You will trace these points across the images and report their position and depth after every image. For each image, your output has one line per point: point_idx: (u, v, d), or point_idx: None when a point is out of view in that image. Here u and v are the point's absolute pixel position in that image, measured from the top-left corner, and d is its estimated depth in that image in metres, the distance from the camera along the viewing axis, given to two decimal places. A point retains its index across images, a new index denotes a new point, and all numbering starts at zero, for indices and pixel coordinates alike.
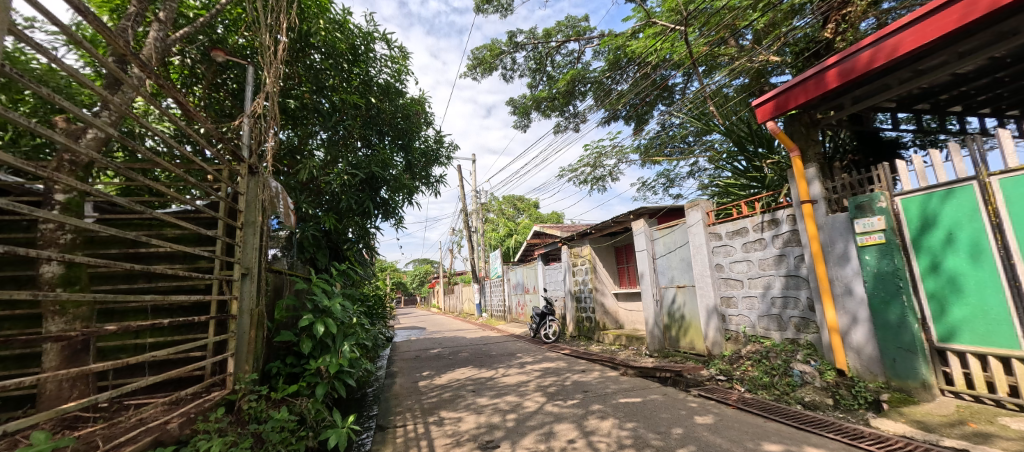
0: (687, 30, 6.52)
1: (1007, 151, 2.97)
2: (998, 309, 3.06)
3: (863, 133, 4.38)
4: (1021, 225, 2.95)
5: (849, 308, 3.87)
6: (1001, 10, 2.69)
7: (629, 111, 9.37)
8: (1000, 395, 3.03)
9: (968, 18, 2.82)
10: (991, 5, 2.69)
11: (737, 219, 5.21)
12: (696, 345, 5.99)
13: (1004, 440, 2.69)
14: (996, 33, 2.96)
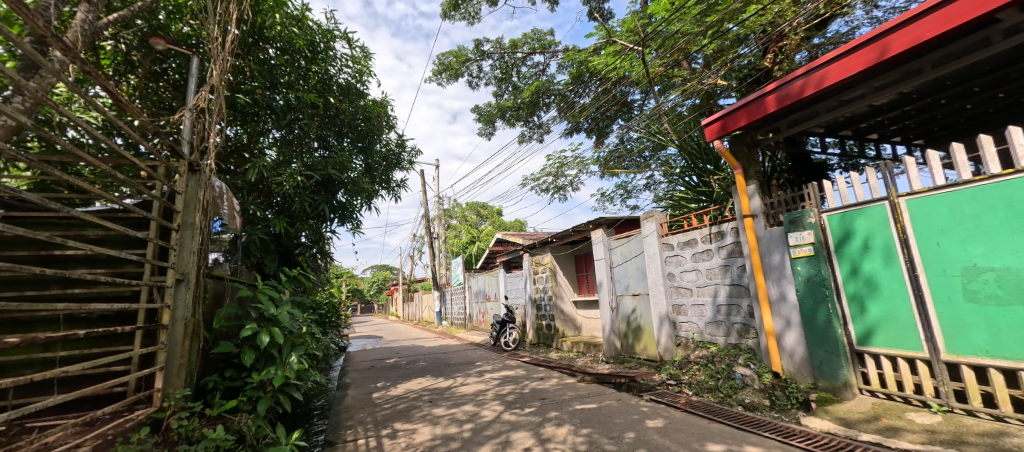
0: (645, 51, 6.85)
1: (912, 176, 3.32)
2: (906, 315, 3.36)
3: (796, 155, 4.77)
4: (923, 240, 3.24)
5: (783, 314, 4.17)
6: (907, 52, 3.05)
7: (590, 124, 9.67)
8: (907, 393, 3.35)
9: (880, 56, 3.17)
10: (901, 47, 3.04)
11: (688, 231, 5.48)
12: (649, 351, 6.20)
13: (910, 433, 2.99)
14: (905, 72, 3.34)
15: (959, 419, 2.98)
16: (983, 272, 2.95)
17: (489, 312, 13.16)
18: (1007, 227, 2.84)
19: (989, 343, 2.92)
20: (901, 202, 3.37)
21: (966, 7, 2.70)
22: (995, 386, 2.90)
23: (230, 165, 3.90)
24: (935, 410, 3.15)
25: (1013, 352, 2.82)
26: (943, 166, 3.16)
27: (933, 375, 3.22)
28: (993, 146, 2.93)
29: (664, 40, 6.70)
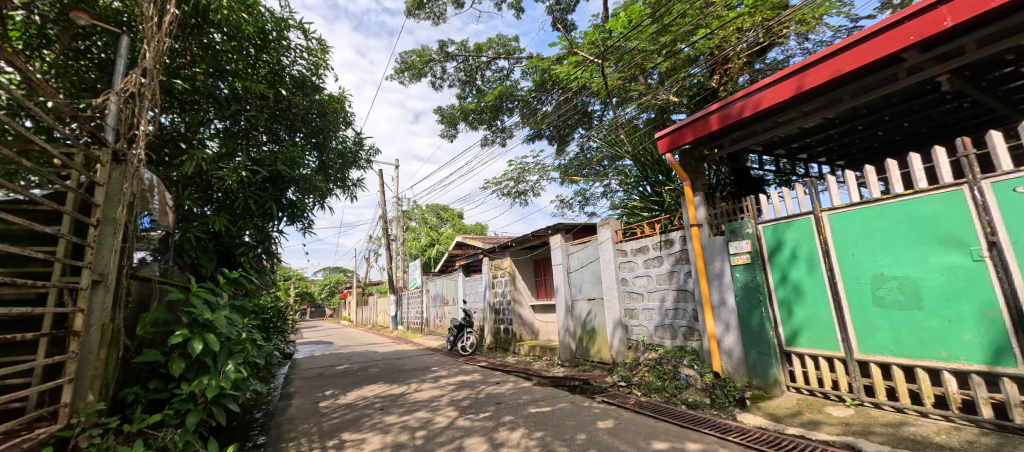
0: (605, 64, 7.08)
1: (833, 193, 3.63)
2: (826, 319, 3.66)
3: (737, 170, 5.08)
4: (841, 251, 3.56)
5: (723, 317, 4.40)
6: (830, 82, 3.37)
7: (552, 131, 9.83)
8: (826, 388, 3.65)
9: (808, 84, 3.47)
10: (825, 76, 3.35)
11: (640, 238, 5.68)
12: (602, 354, 6.35)
13: (828, 425, 3.26)
14: (828, 99, 3.68)
15: (868, 411, 3.29)
16: (889, 280, 3.27)
17: (447, 316, 12.96)
18: (908, 240, 3.16)
19: (893, 342, 3.24)
20: (823, 216, 3.70)
21: (879, 45, 3.05)
22: (897, 381, 3.23)
23: (164, 154, 3.59)
24: (849, 404, 3.46)
25: (912, 350, 3.13)
26: (859, 184, 3.49)
27: (847, 372, 3.53)
28: (897, 169, 3.26)
29: (623, 55, 6.95)
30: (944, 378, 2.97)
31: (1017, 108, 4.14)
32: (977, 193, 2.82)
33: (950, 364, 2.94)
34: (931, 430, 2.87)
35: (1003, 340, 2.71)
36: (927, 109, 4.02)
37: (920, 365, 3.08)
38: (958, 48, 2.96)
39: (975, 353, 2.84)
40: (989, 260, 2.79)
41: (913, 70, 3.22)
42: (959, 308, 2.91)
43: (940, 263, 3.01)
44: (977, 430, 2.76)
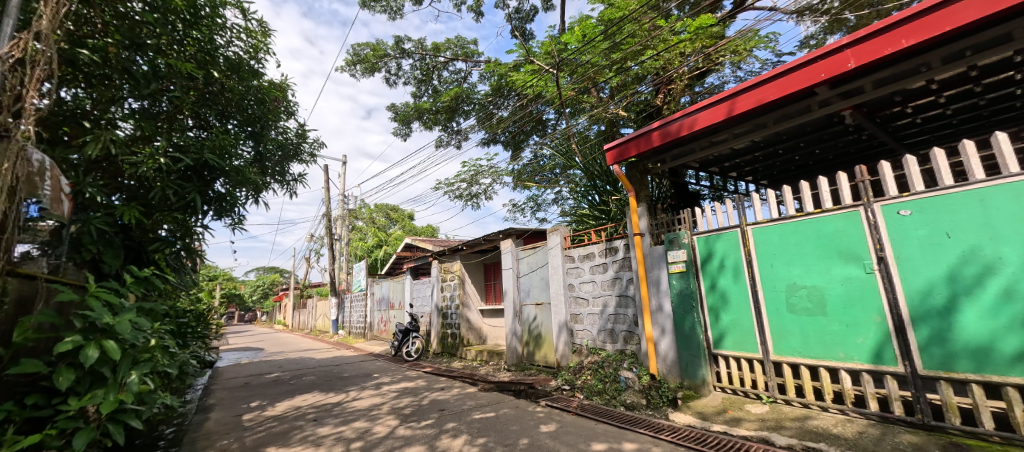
0: (560, 75, 7.24)
1: (756, 209, 3.94)
2: (748, 324, 3.94)
3: (677, 184, 5.36)
4: (762, 262, 3.87)
5: (660, 322, 4.62)
6: (757, 109, 3.67)
7: (507, 137, 9.89)
8: (746, 387, 3.94)
9: (738, 109, 3.76)
10: (753, 103, 3.65)
11: (587, 245, 5.83)
12: (547, 359, 6.42)
13: (748, 422, 3.52)
14: (754, 125, 4.02)
15: (780, 408, 3.59)
16: (800, 289, 3.60)
17: (391, 320, 12.53)
18: (816, 253, 3.51)
19: (802, 345, 3.56)
20: (748, 230, 4.00)
21: (798, 78, 3.37)
22: (803, 379, 3.56)
23: (63, 133, 3.10)
24: (764, 401, 3.76)
25: (817, 352, 3.46)
26: (779, 201, 3.81)
27: (764, 372, 3.83)
28: (808, 190, 3.62)
29: (577, 67, 7.15)
30: (841, 376, 3.31)
31: (903, 143, 4.75)
32: (869, 213, 3.20)
33: (846, 364, 3.28)
34: (829, 422, 3.20)
35: (888, 342, 3.07)
36: (834, 139, 4.49)
37: (823, 365, 3.41)
38: (860, 87, 3.35)
39: (866, 354, 3.18)
40: (878, 272, 3.15)
41: (825, 104, 3.59)
42: (855, 314, 3.26)
43: (841, 275, 3.35)
44: (865, 421, 3.11)
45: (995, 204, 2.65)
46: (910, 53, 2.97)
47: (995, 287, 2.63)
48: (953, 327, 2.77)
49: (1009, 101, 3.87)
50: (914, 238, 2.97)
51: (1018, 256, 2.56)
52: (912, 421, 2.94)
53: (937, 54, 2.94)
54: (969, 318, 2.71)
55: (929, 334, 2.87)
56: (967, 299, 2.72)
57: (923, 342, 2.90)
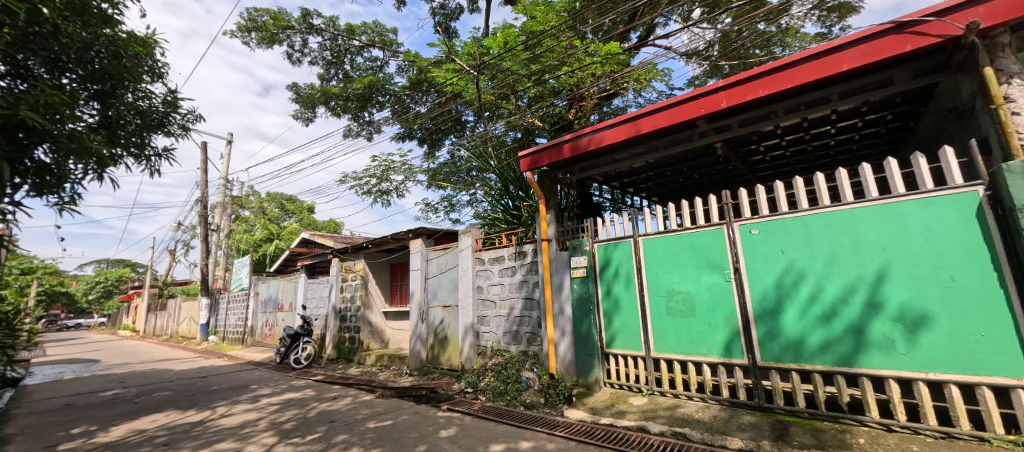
0: (480, 77, 7.24)
1: (647, 221, 4.32)
2: (634, 325, 4.29)
3: (583, 195, 5.67)
4: (649, 269, 4.24)
5: (561, 325, 4.81)
6: (651, 133, 4.04)
7: (423, 134, 9.61)
8: (630, 382, 4.28)
9: (637, 131, 4.09)
10: (649, 128, 4.02)
11: (497, 248, 5.86)
12: (452, 362, 6.31)
13: (631, 413, 3.81)
14: (649, 147, 4.43)
15: (657, 399, 3.96)
16: (676, 293, 4.01)
17: (279, 324, 11.26)
18: (690, 262, 3.95)
19: (676, 343, 3.96)
20: (639, 240, 4.36)
21: (683, 111, 3.78)
22: (675, 372, 3.96)
23: None
24: (644, 393, 4.12)
25: (687, 349, 3.87)
26: (667, 215, 4.23)
27: (645, 367, 4.20)
28: (689, 207, 4.07)
29: (498, 73, 7.21)
30: (703, 369, 3.75)
31: (757, 175, 5.64)
32: (730, 231, 3.71)
33: (707, 358, 3.73)
34: (693, 409, 3.61)
35: (737, 339, 3.57)
36: (709, 166, 5.16)
37: (690, 360, 3.83)
38: (728, 124, 3.88)
39: (722, 350, 3.65)
40: (734, 280, 3.66)
41: (704, 135, 4.09)
42: (716, 315, 3.72)
43: (708, 282, 3.81)
44: (719, 406, 3.57)
45: (815, 229, 3.25)
46: (766, 102, 3.53)
47: (809, 295, 3.24)
48: (781, 327, 3.35)
49: (827, 148, 4.84)
50: (759, 253, 3.52)
51: (827, 270, 3.18)
52: (752, 404, 3.45)
53: (783, 105, 3.55)
54: (792, 320, 3.30)
55: (765, 332, 3.42)
56: (789, 303, 3.33)
57: (760, 339, 3.45)
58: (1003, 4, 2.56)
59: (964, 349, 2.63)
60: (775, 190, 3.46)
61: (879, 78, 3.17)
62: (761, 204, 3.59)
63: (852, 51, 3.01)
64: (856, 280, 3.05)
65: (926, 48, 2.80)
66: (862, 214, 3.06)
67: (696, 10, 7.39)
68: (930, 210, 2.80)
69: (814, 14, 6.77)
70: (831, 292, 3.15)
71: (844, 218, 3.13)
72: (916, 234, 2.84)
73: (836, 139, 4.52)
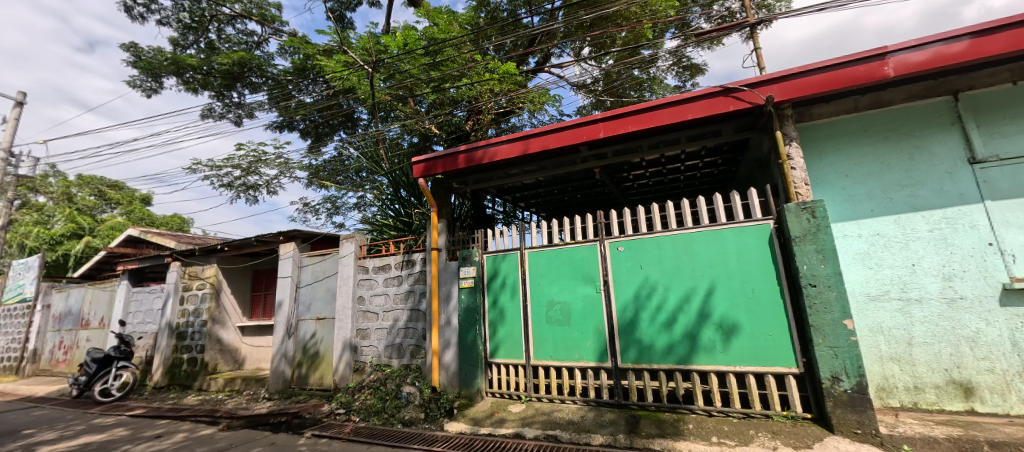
0: (374, 75, 7.00)
1: (532, 236, 4.66)
2: (517, 335, 4.55)
3: (476, 206, 5.83)
4: (533, 280, 4.57)
5: (447, 336, 4.89)
6: (541, 152, 4.41)
7: (306, 126, 8.84)
8: (510, 389, 4.49)
9: (529, 149, 4.42)
10: (540, 147, 4.37)
11: (384, 256, 5.67)
12: (323, 381, 5.84)
13: (508, 421, 4.00)
14: (538, 165, 4.80)
15: (534, 404, 4.23)
16: (556, 303, 4.39)
17: (84, 344, 8.99)
18: (567, 275, 4.37)
19: (553, 350, 4.32)
20: (525, 253, 4.67)
21: (569, 136, 4.22)
22: (551, 378, 4.31)
23: None
24: (523, 400, 4.35)
25: (562, 355, 4.25)
26: (550, 230, 4.61)
27: (525, 375, 4.46)
28: (569, 225, 4.51)
29: (395, 74, 7.05)
30: (575, 373, 4.15)
31: (628, 200, 6.51)
32: (602, 247, 4.23)
33: (578, 363, 4.15)
34: (565, 412, 3.96)
35: (604, 343, 4.06)
36: (588, 188, 5.79)
37: (564, 365, 4.21)
38: (605, 152, 4.45)
39: (591, 354, 4.11)
40: (602, 292, 4.16)
41: (585, 160, 4.61)
42: (587, 324, 4.17)
43: (581, 293, 4.26)
44: (586, 407, 3.98)
45: (665, 248, 3.92)
46: (634, 136, 4.16)
47: (659, 305, 3.86)
48: (637, 333, 3.91)
49: (680, 182, 5.85)
50: (624, 268, 4.08)
51: (672, 283, 3.85)
52: (612, 402, 3.92)
53: (648, 140, 4.23)
54: (646, 327, 3.88)
55: (625, 337, 3.96)
56: (644, 311, 3.92)
57: (622, 343, 3.97)
58: (788, 85, 3.49)
59: (759, 347, 3.43)
60: (637, 214, 4.06)
61: (713, 129, 4.00)
62: (626, 225, 4.17)
63: (696, 103, 3.76)
64: (692, 292, 3.75)
65: (743, 109, 3.64)
66: (697, 238, 3.79)
67: (585, 47, 8.29)
68: (741, 236, 3.61)
69: (674, 69, 8.14)
70: (674, 302, 3.81)
71: (686, 241, 3.84)
72: (733, 256, 3.63)
73: (684, 174, 5.51)
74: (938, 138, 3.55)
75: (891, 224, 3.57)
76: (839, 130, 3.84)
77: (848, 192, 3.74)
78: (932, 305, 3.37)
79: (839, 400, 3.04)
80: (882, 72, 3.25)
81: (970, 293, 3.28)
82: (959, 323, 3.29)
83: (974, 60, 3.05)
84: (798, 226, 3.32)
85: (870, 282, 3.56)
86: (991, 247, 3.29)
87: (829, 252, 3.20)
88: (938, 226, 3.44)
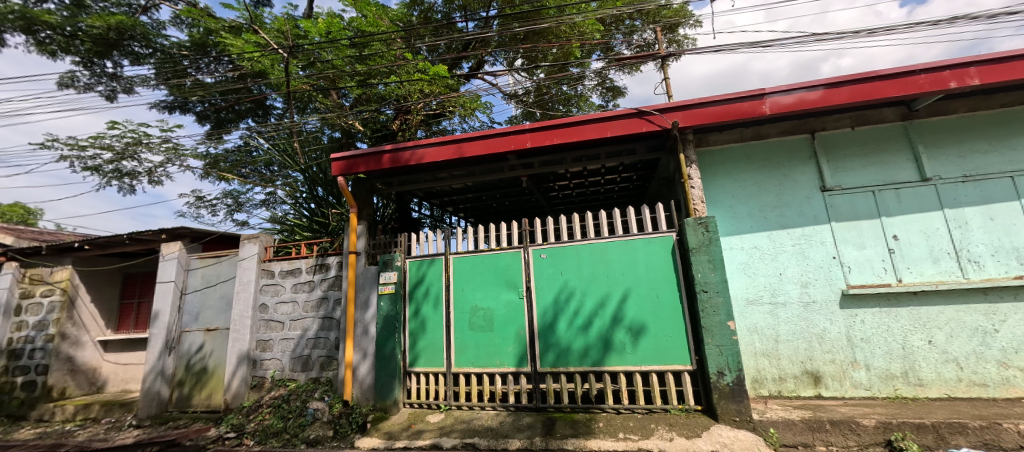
0: (290, 62, 6.44)
1: (458, 242, 4.61)
2: (439, 342, 4.44)
3: (401, 209, 5.63)
4: (458, 287, 4.52)
5: (363, 346, 4.63)
6: (469, 157, 4.41)
7: (205, 109, 7.82)
8: (429, 399, 4.35)
9: (458, 154, 4.40)
10: (470, 152, 4.38)
11: (293, 260, 5.20)
12: (212, 401, 5.13)
13: (426, 432, 3.87)
14: (467, 170, 4.80)
15: (453, 413, 4.15)
16: (479, 310, 4.39)
17: None
18: (492, 281, 4.41)
19: (474, 357, 4.30)
20: (450, 258, 4.60)
21: (498, 143, 4.30)
22: (471, 385, 4.27)
23: None
24: (442, 409, 4.24)
25: (483, 361, 4.25)
26: (475, 236, 4.62)
27: (445, 383, 4.35)
28: (495, 232, 4.56)
29: (315, 62, 6.56)
30: (495, 379, 4.17)
31: (553, 208, 6.77)
32: (525, 254, 4.35)
33: (499, 368, 4.19)
34: (484, 419, 3.95)
35: (525, 348, 4.15)
36: (516, 196, 5.91)
37: (485, 372, 4.21)
38: (532, 162, 4.60)
39: (512, 360, 4.17)
40: (525, 298, 4.27)
41: (513, 169, 4.72)
42: (510, 329, 4.24)
43: (505, 299, 4.33)
44: (506, 412, 4.01)
45: (583, 256, 4.15)
46: (559, 148, 4.38)
47: (577, 310, 4.07)
48: (556, 338, 4.07)
49: (600, 194, 6.25)
50: (545, 274, 4.23)
51: (589, 289, 4.08)
52: (531, 406, 4.01)
53: (571, 153, 4.48)
54: (564, 332, 4.05)
55: (545, 342, 4.10)
56: (564, 316, 4.10)
57: (541, 348, 4.10)
58: (690, 114, 3.95)
59: (661, 347, 3.78)
60: (560, 223, 4.25)
61: (629, 147, 4.38)
62: (549, 233, 4.33)
63: (615, 122, 4.07)
64: (607, 297, 4.02)
65: (654, 131, 4.03)
66: (612, 247, 4.09)
67: (518, 58, 8.49)
68: (649, 247, 3.98)
69: (599, 88, 8.67)
70: (591, 307, 4.05)
71: (602, 250, 4.11)
72: (641, 264, 3.97)
73: (603, 187, 5.90)
74: (800, 169, 4.27)
75: (765, 239, 4.20)
76: (728, 156, 4.44)
77: (734, 211, 4.33)
78: (793, 308, 4.02)
79: (724, 392, 3.47)
80: (761, 110, 3.84)
81: (820, 297, 3.99)
82: (812, 323, 3.96)
83: (826, 106, 3.74)
84: (695, 238, 3.75)
85: (749, 288, 4.14)
86: (834, 259, 4.03)
87: (718, 262, 3.66)
88: (799, 242, 4.14)
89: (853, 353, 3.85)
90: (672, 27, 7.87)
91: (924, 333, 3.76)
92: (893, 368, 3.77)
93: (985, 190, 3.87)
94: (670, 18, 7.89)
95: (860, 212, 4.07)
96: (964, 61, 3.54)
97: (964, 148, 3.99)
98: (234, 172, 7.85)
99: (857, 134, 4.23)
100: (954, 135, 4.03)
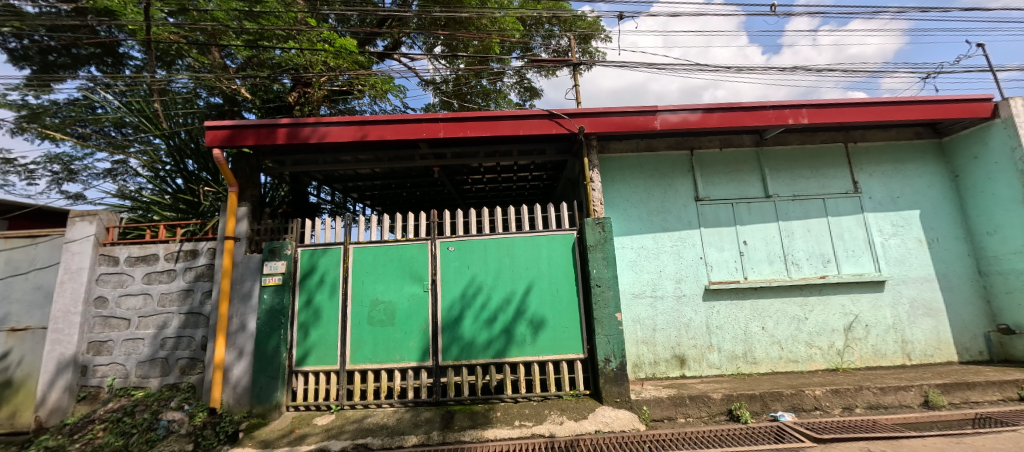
0: (156, 5, 5.32)
1: (360, 231, 4.29)
2: (333, 338, 4.08)
3: (295, 192, 5.05)
4: (357, 279, 4.21)
5: (238, 343, 4.07)
6: (377, 142, 4.14)
7: (23, 46, 6.05)
8: (318, 400, 3.97)
9: (366, 136, 4.09)
10: (380, 136, 4.10)
11: (147, 244, 4.32)
12: (16, 420, 4.02)
13: (311, 436, 3.53)
14: (373, 153, 4.48)
15: (344, 413, 3.85)
16: (379, 303, 4.16)
17: None
18: (396, 273, 4.21)
19: (372, 353, 4.06)
20: (350, 248, 4.27)
21: (411, 129, 4.10)
22: (367, 382, 4.01)
23: None
24: (332, 410, 3.91)
25: (382, 357, 4.04)
26: (380, 226, 4.36)
27: (337, 382, 4.01)
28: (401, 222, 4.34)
29: (191, 11, 5.54)
30: (394, 375, 3.99)
31: (464, 201, 6.73)
32: (433, 246, 4.24)
33: (399, 364, 4.02)
34: (379, 417, 3.74)
35: (427, 342, 4.04)
36: (427, 186, 5.73)
37: (384, 367, 4.00)
38: (444, 152, 4.50)
39: (413, 354, 4.04)
40: (430, 291, 4.17)
41: (424, 158, 4.56)
42: (411, 323, 4.10)
43: (408, 292, 4.17)
44: (403, 409, 3.87)
45: (490, 249, 4.21)
46: (472, 141, 4.35)
47: (482, 303, 4.11)
48: (459, 331, 4.05)
49: (511, 190, 6.39)
50: (452, 267, 4.19)
51: (495, 282, 4.15)
52: (430, 401, 3.93)
53: (484, 148, 4.49)
54: (469, 324, 4.06)
55: (448, 335, 4.05)
56: (469, 309, 4.10)
57: (444, 341, 4.04)
58: (596, 121, 4.24)
59: (558, 338, 4.02)
60: (469, 215, 4.22)
61: (539, 146, 4.55)
62: (458, 225, 4.28)
63: (528, 122, 4.19)
64: (512, 290, 4.13)
65: (562, 134, 4.25)
66: (518, 242, 4.21)
67: (438, 45, 8.24)
68: (553, 243, 4.19)
69: (517, 87, 8.86)
70: (495, 300, 4.12)
71: (510, 244, 4.21)
72: (545, 260, 4.17)
73: (515, 183, 6.05)
74: (680, 180, 4.89)
75: (650, 239, 4.73)
76: (625, 163, 4.89)
77: (627, 214, 4.78)
78: (668, 301, 4.60)
79: (611, 376, 3.81)
80: (653, 124, 4.30)
81: (689, 292, 4.63)
82: (681, 314, 4.59)
83: (702, 127, 4.34)
84: (593, 236, 4.06)
85: (635, 283, 4.63)
86: (701, 259, 4.71)
87: (611, 259, 4.03)
88: (676, 243, 4.74)
89: (710, 338, 4.56)
90: (585, 38, 8.38)
91: (759, 321, 4.61)
92: (737, 349, 4.55)
93: (806, 208, 4.88)
94: (584, 30, 8.40)
95: (722, 220, 4.82)
96: (799, 103, 4.40)
97: (795, 173, 4.98)
98: (63, 131, 6.19)
99: (724, 154, 4.98)
100: (790, 162, 5.00)
